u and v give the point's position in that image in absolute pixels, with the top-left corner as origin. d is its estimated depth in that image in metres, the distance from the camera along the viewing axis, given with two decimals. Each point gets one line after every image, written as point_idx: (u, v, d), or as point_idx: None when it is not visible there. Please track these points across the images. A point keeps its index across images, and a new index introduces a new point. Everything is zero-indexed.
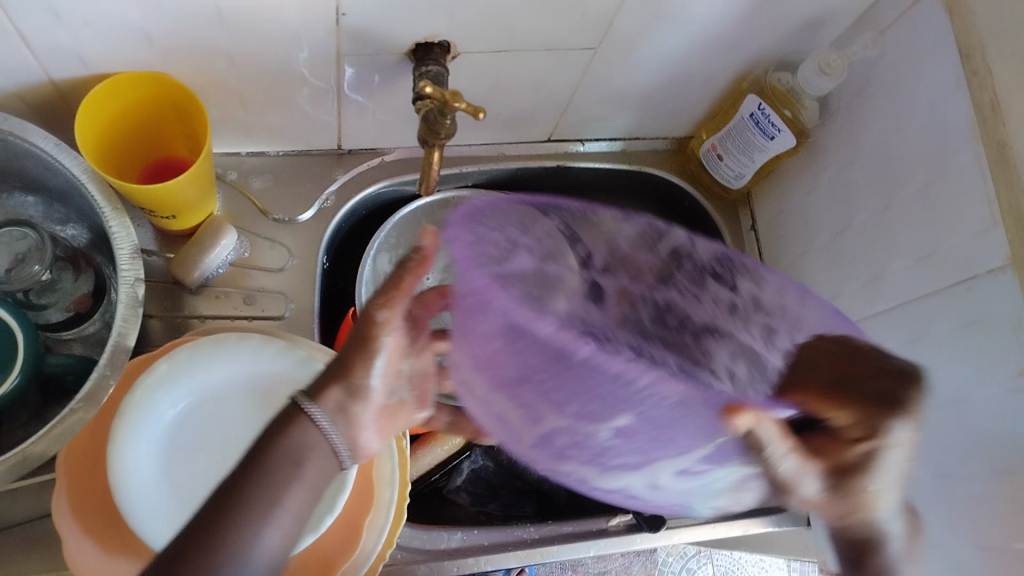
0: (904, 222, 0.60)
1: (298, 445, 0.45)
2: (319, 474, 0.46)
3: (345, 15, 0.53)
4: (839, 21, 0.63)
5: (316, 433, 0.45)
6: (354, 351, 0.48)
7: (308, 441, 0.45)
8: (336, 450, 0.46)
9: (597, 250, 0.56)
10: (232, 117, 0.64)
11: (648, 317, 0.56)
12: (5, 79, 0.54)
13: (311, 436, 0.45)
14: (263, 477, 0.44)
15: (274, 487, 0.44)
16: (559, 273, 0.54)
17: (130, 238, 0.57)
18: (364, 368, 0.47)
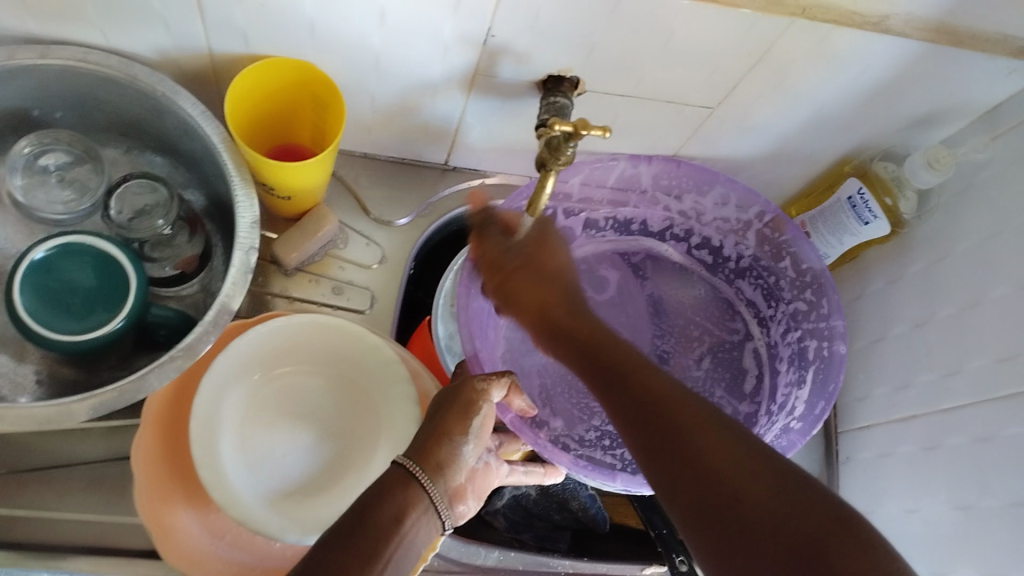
0: (988, 323, 0.61)
1: (398, 513, 0.47)
2: (422, 532, 0.48)
3: (494, 37, 0.56)
4: (949, 123, 0.66)
5: (419, 490, 0.49)
6: (447, 418, 0.53)
7: (413, 495, 0.48)
8: (435, 506, 0.49)
9: (681, 225, 0.79)
10: (359, 116, 0.68)
11: (695, 334, 0.78)
12: (171, 42, 0.57)
13: (414, 490, 0.49)
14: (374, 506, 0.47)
15: (385, 534, 0.46)
16: (665, 249, 0.81)
17: (253, 210, 0.60)
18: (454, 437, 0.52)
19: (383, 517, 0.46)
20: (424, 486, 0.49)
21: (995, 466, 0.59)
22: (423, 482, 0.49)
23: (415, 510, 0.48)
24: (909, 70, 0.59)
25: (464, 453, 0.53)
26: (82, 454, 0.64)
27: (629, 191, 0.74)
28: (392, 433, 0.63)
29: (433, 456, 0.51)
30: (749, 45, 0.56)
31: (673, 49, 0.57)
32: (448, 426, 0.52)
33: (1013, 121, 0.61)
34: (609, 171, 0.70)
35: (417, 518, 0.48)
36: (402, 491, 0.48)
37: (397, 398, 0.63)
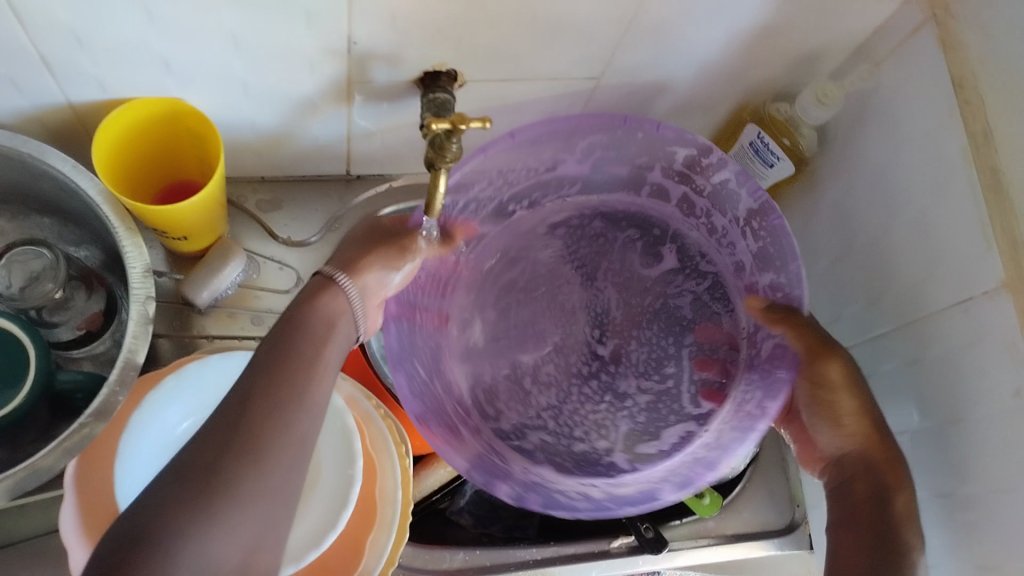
0: (901, 248, 0.61)
1: (324, 315, 0.51)
2: (347, 336, 0.52)
3: (357, 44, 0.54)
4: (835, 55, 0.65)
5: (345, 300, 0.52)
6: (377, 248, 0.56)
7: (339, 306, 0.52)
8: (354, 317, 0.53)
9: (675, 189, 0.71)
10: (245, 142, 0.66)
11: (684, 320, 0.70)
12: (27, 102, 0.55)
13: (341, 301, 0.52)
14: (303, 329, 0.49)
15: (316, 338, 0.49)
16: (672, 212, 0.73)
17: (142, 258, 0.58)
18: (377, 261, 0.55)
19: (315, 322, 0.49)
20: (347, 292, 0.53)
21: (926, 386, 0.60)
22: (347, 295, 0.52)
23: (339, 314, 0.52)
24: (780, 11, 0.58)
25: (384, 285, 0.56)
26: (26, 529, 0.62)
27: (563, 158, 0.68)
28: (330, 482, 0.59)
29: (364, 274, 0.54)
30: (615, 10, 0.55)
31: (541, 27, 0.56)
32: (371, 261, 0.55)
33: (893, 44, 0.61)
34: (540, 144, 0.65)
35: (335, 313, 0.51)
36: (331, 297, 0.52)
37: (335, 443, 0.60)
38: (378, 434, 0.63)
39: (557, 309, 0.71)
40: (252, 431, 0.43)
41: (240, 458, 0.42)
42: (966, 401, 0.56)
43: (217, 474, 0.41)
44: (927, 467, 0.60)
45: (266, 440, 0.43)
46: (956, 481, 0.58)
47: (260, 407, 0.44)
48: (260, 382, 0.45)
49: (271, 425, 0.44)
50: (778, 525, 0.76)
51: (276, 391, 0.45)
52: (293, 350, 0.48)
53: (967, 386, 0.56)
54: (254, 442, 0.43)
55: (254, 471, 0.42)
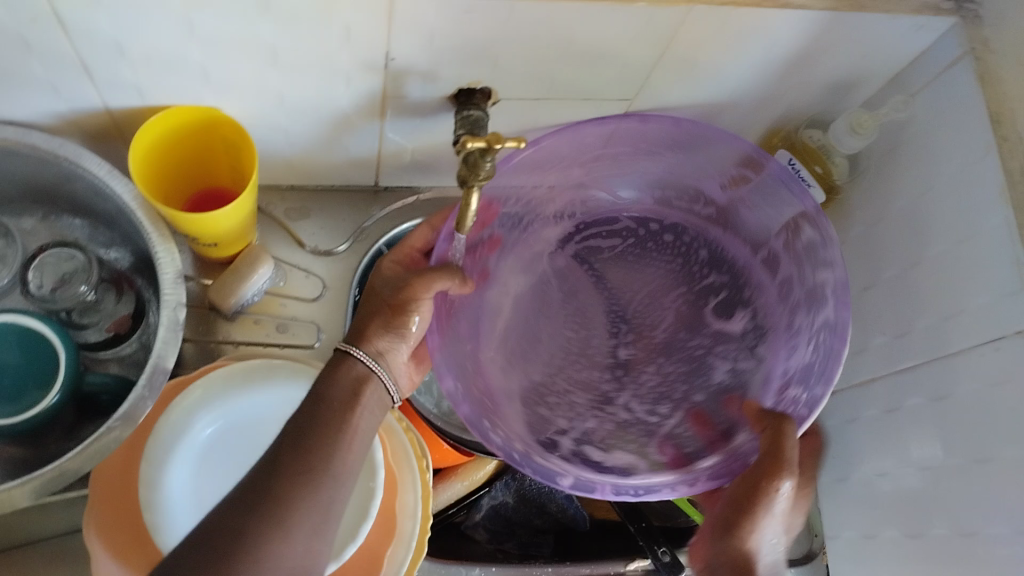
0: (932, 281, 0.61)
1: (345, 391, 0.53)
2: (376, 399, 0.54)
3: (394, 59, 0.54)
4: (870, 84, 0.65)
5: (367, 373, 0.54)
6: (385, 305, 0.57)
7: (359, 373, 0.54)
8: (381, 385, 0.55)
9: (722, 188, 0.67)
10: (278, 151, 0.66)
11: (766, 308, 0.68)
12: (66, 106, 0.56)
13: (360, 369, 0.54)
14: (328, 398, 0.52)
15: (343, 406, 0.52)
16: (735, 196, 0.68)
17: (174, 264, 0.59)
18: (383, 324, 0.56)
19: (338, 390, 0.52)
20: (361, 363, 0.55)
21: (951, 422, 0.59)
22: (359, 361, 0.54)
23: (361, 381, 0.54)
24: (816, 40, 0.58)
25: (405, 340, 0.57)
26: (49, 529, 0.63)
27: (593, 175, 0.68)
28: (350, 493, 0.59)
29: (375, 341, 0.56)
30: (652, 35, 0.55)
31: (576, 49, 0.56)
32: (373, 324, 0.56)
33: (929, 76, 0.61)
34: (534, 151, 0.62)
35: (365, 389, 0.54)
36: (344, 366, 0.54)
37: None
38: (400, 445, 0.63)
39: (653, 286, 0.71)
40: (282, 496, 0.46)
41: (264, 525, 0.45)
42: (993, 440, 0.55)
43: (241, 538, 0.45)
44: (948, 503, 0.60)
45: (288, 508, 0.46)
46: (979, 520, 0.57)
47: (288, 470, 0.47)
48: (290, 451, 0.48)
49: (297, 489, 0.47)
50: (795, 555, 0.75)
51: (307, 458, 0.48)
52: (320, 417, 0.50)
53: (996, 425, 0.55)
54: (278, 506, 0.46)
55: (276, 537, 0.45)
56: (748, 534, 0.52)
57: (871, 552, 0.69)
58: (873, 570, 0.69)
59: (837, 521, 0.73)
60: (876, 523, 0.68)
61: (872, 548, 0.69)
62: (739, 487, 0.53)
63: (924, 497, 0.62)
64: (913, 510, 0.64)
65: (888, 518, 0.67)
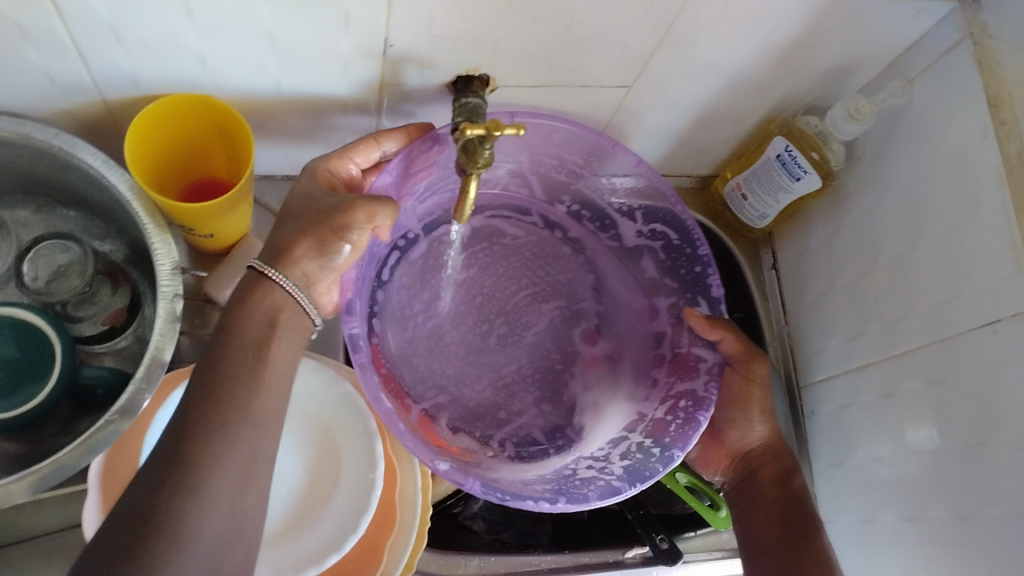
0: (929, 266, 0.61)
1: (259, 317, 0.51)
2: (290, 331, 0.53)
3: (393, 46, 0.54)
4: (867, 69, 0.66)
5: (282, 294, 0.52)
6: (311, 224, 0.54)
7: (276, 300, 0.52)
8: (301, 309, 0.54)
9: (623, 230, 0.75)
10: (273, 141, 0.66)
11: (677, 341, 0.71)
12: (60, 96, 0.55)
13: (278, 296, 0.52)
14: (233, 338, 0.50)
15: (257, 343, 0.50)
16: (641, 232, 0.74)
17: (171, 255, 0.58)
18: (308, 245, 0.53)
19: (252, 326, 0.51)
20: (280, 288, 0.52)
21: (948, 406, 0.60)
22: (279, 284, 0.52)
23: (274, 311, 0.52)
24: (813, 26, 0.58)
25: (332, 260, 0.54)
26: (43, 525, 0.62)
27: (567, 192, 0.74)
28: (350, 485, 0.60)
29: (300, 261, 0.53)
30: (652, 20, 0.55)
31: (576, 35, 0.56)
32: (300, 244, 0.53)
33: (927, 61, 0.61)
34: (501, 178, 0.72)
35: (284, 311, 0.53)
36: (263, 290, 0.52)
37: (357, 447, 0.61)
38: (400, 439, 0.64)
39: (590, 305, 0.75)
40: (193, 460, 0.45)
41: (178, 491, 0.44)
42: (990, 423, 0.56)
43: (159, 508, 0.43)
44: (945, 486, 0.60)
45: (202, 468, 0.45)
46: (976, 503, 0.57)
47: (201, 426, 0.46)
48: (199, 406, 0.47)
49: (210, 447, 0.46)
50: None
51: (224, 401, 0.47)
52: (236, 356, 0.49)
53: (993, 408, 0.55)
54: (189, 469, 0.45)
55: (190, 504, 0.44)
56: (749, 415, 0.69)
57: (868, 536, 0.70)
58: (870, 554, 0.69)
59: (834, 506, 0.74)
60: (873, 507, 0.69)
61: (869, 532, 0.69)
62: (733, 381, 0.69)
63: (920, 481, 0.63)
64: (910, 494, 0.64)
65: (885, 502, 0.67)
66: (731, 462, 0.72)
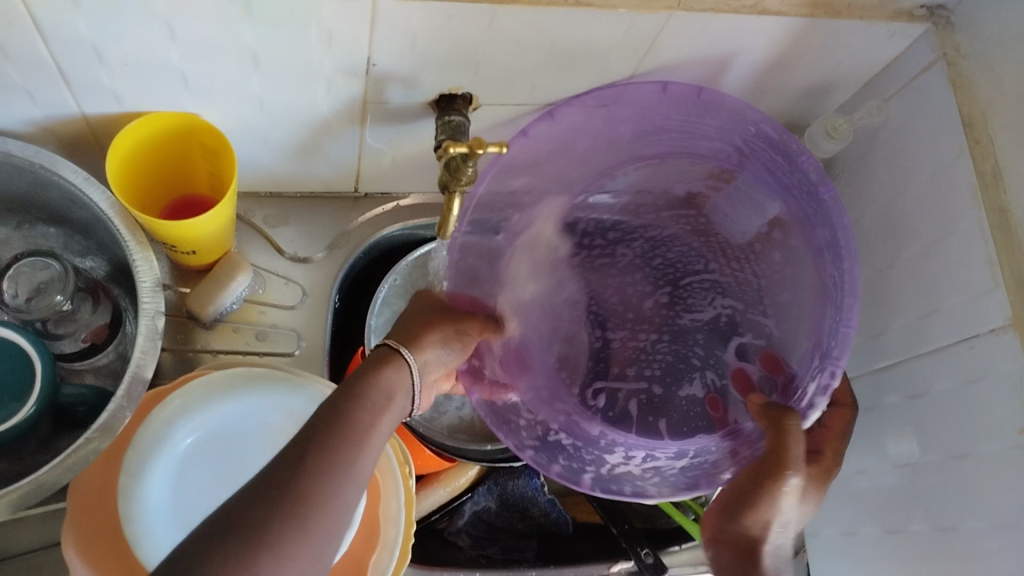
0: (908, 281, 0.62)
1: (387, 390, 0.49)
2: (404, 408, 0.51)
3: (376, 65, 0.54)
4: (844, 89, 0.67)
5: (407, 374, 0.52)
6: (427, 326, 0.56)
7: (397, 382, 0.51)
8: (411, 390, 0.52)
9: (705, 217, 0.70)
10: (257, 159, 0.66)
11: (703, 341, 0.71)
12: (41, 113, 0.55)
13: (402, 375, 0.52)
14: (362, 402, 0.48)
15: (377, 409, 0.48)
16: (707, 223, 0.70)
17: (153, 271, 0.58)
18: (435, 338, 0.55)
19: (372, 391, 0.48)
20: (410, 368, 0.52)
21: (928, 419, 0.60)
22: (412, 371, 0.52)
23: (399, 390, 0.50)
24: (792, 45, 0.59)
25: (444, 358, 0.56)
26: (22, 544, 0.61)
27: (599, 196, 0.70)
28: None
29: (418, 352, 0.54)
30: (632, 40, 0.56)
31: (558, 54, 0.56)
32: (428, 335, 0.55)
33: (903, 80, 0.62)
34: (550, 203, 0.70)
35: (404, 392, 0.51)
36: (395, 370, 0.51)
37: None
38: (384, 455, 0.62)
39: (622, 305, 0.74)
40: (306, 493, 0.42)
41: (291, 521, 0.40)
42: (970, 436, 0.56)
43: (259, 533, 0.39)
44: (926, 499, 0.61)
45: (314, 507, 0.41)
46: (957, 516, 0.58)
47: (313, 467, 0.43)
48: (314, 448, 0.44)
49: (321, 486, 0.42)
50: None
51: (329, 449, 0.44)
52: (354, 406, 0.47)
53: (972, 421, 0.56)
54: (304, 504, 0.41)
55: (289, 537, 0.40)
56: (755, 511, 0.50)
57: (851, 550, 0.70)
58: (854, 568, 0.69)
59: (818, 520, 0.74)
60: (856, 520, 0.69)
61: (852, 545, 0.70)
62: (741, 485, 0.51)
63: (903, 494, 0.63)
64: (892, 507, 0.65)
65: (868, 515, 0.68)
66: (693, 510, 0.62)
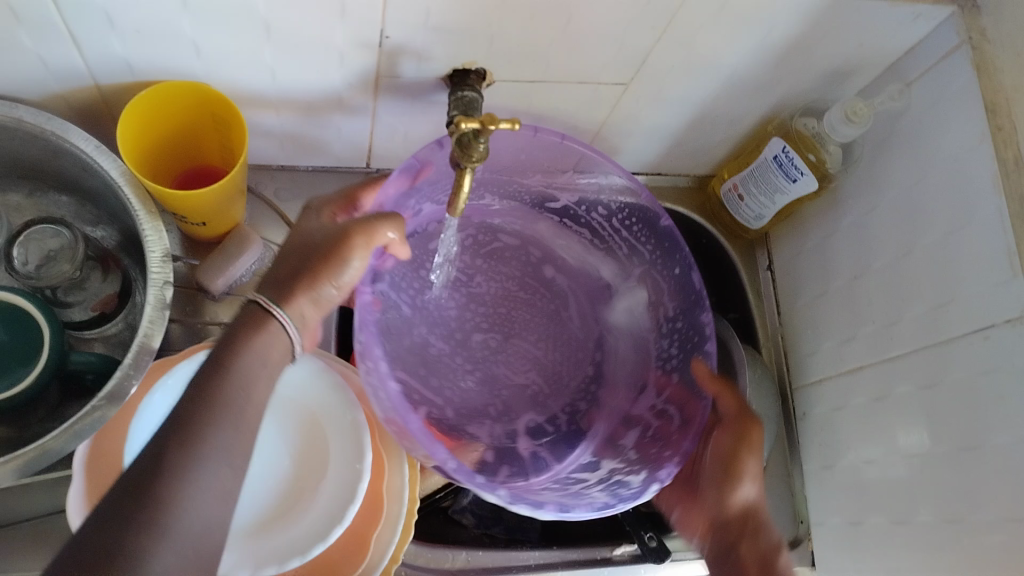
0: (923, 270, 0.61)
1: (266, 357, 0.48)
2: (281, 373, 0.50)
3: (389, 38, 0.54)
4: (866, 72, 0.65)
5: (278, 329, 0.50)
6: (310, 263, 0.52)
7: (273, 339, 0.49)
8: (291, 348, 0.51)
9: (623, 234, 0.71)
10: (268, 131, 0.65)
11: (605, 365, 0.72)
12: (53, 79, 0.55)
13: (276, 334, 0.49)
14: (228, 373, 0.47)
15: (242, 382, 0.47)
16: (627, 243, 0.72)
17: (162, 242, 0.58)
18: (311, 280, 0.52)
19: (242, 364, 0.47)
20: (280, 323, 0.50)
21: (939, 411, 0.59)
22: (285, 326, 0.50)
23: (270, 359, 0.49)
24: (812, 27, 0.58)
25: (329, 296, 0.53)
26: (28, 509, 0.62)
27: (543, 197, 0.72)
28: (336, 474, 0.59)
29: (296, 297, 0.51)
30: (650, 17, 0.55)
31: (573, 31, 0.56)
32: (303, 278, 0.51)
33: (925, 65, 0.61)
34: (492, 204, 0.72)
35: (281, 354, 0.50)
36: (266, 332, 0.49)
37: (345, 438, 0.60)
38: (388, 430, 0.63)
39: (541, 322, 0.73)
40: (170, 492, 0.42)
41: (149, 528, 0.41)
42: (981, 428, 0.56)
43: (113, 555, 0.39)
44: (934, 490, 0.60)
45: (172, 513, 0.41)
46: (966, 508, 0.57)
47: (173, 467, 0.42)
48: (175, 441, 0.43)
49: (185, 482, 0.42)
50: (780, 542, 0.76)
51: (193, 442, 0.43)
52: (219, 380, 0.46)
53: (985, 414, 0.55)
54: (163, 506, 0.41)
55: (162, 540, 0.41)
56: (740, 483, 0.63)
57: (856, 539, 0.69)
58: (859, 558, 0.69)
59: (823, 509, 0.74)
60: (863, 510, 0.68)
61: (857, 535, 0.69)
62: (726, 446, 0.64)
63: (910, 484, 0.63)
64: (899, 499, 0.64)
65: (874, 506, 0.67)
66: (704, 527, 0.65)
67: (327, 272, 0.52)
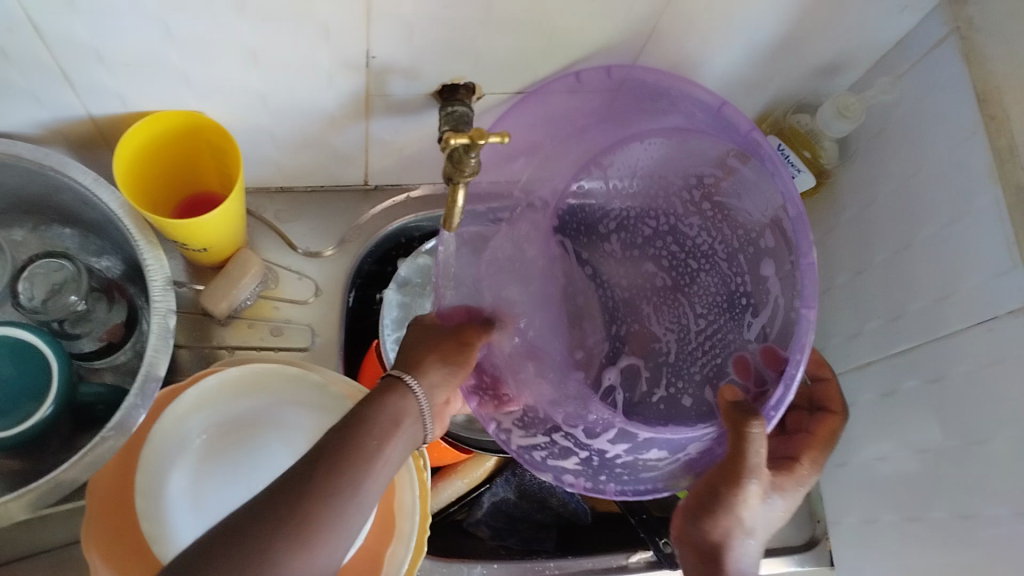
0: (924, 262, 0.61)
1: (397, 416, 0.49)
2: (415, 433, 0.50)
3: (375, 58, 0.54)
4: (858, 66, 0.65)
5: (413, 399, 0.51)
6: (424, 349, 0.55)
7: (401, 406, 0.50)
8: (424, 425, 0.51)
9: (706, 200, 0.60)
10: (264, 155, 0.66)
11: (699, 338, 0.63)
12: (49, 115, 0.56)
13: (409, 400, 0.50)
14: (368, 429, 0.47)
15: (378, 440, 0.47)
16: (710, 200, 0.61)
17: (163, 271, 0.59)
18: (435, 358, 0.54)
19: (378, 419, 0.48)
20: (417, 396, 0.51)
21: (948, 404, 0.59)
22: (417, 395, 0.51)
23: (415, 413, 0.50)
24: (800, 24, 0.58)
25: (451, 368, 0.54)
26: (47, 540, 0.63)
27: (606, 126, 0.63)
28: None
29: (431, 368, 0.53)
30: (632, 24, 0.55)
31: (557, 41, 0.56)
32: (429, 357, 0.54)
33: (916, 55, 0.60)
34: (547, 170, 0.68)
35: (410, 420, 0.50)
36: (398, 396, 0.50)
37: None
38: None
39: (619, 273, 0.70)
40: (264, 545, 0.42)
41: (248, 560, 0.41)
42: (990, 420, 0.55)
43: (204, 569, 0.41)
44: (948, 485, 0.59)
45: (284, 545, 0.42)
46: (979, 502, 0.56)
47: (283, 515, 0.43)
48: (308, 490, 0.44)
49: (293, 521, 0.43)
50: (796, 542, 0.76)
51: (321, 495, 0.44)
52: (353, 444, 0.46)
53: (992, 405, 0.54)
54: (267, 546, 0.42)
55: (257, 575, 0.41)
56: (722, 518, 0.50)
57: (872, 536, 0.69)
58: (875, 556, 0.68)
59: (839, 507, 0.73)
60: (877, 508, 0.68)
61: (873, 532, 0.69)
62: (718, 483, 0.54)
63: (923, 479, 0.62)
64: (912, 494, 0.63)
65: (888, 502, 0.66)
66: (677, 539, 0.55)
67: (438, 342, 0.55)
